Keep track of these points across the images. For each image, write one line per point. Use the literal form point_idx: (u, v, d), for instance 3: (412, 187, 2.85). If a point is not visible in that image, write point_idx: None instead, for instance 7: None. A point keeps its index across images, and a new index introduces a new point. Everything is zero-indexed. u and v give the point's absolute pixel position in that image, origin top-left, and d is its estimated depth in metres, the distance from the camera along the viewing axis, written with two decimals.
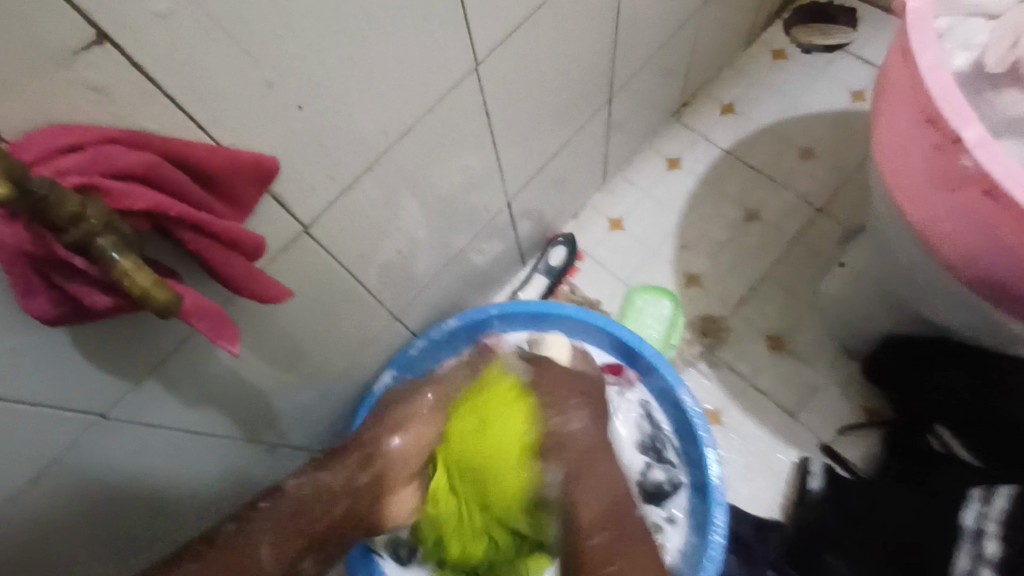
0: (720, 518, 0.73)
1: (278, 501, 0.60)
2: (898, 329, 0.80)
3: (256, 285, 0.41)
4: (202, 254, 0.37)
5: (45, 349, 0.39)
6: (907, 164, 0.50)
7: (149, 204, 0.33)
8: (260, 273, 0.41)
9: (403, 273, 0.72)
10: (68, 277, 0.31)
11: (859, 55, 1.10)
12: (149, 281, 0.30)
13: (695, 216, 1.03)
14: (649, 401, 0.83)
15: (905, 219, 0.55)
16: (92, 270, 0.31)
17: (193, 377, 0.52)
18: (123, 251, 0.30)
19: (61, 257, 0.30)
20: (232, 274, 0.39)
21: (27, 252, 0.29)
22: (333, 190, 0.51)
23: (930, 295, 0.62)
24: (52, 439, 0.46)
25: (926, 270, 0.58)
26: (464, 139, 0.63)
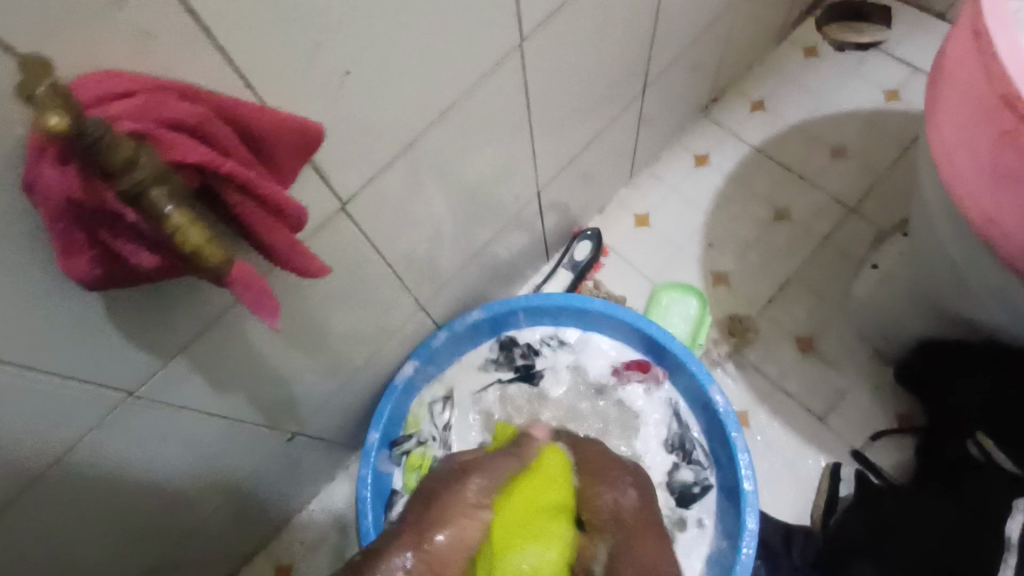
0: (751, 524, 0.70)
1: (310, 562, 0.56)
2: (937, 334, 0.77)
3: (294, 257, 0.38)
4: (242, 217, 0.34)
5: (74, 315, 0.37)
6: (967, 160, 0.48)
7: (199, 158, 0.30)
8: (290, 239, 0.37)
9: (432, 260, 0.70)
10: (115, 234, 0.29)
11: (894, 54, 1.08)
12: (202, 237, 0.28)
13: (724, 213, 1.01)
14: (678, 399, 0.80)
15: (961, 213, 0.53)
16: (143, 225, 0.29)
17: (221, 357, 0.51)
18: (175, 205, 0.28)
19: (111, 212, 0.28)
20: (272, 244, 0.36)
21: (76, 203, 0.27)
22: (372, 167, 0.49)
23: (982, 296, 0.59)
24: (76, 416, 0.44)
25: (979, 268, 0.56)
26: (503, 122, 0.61)
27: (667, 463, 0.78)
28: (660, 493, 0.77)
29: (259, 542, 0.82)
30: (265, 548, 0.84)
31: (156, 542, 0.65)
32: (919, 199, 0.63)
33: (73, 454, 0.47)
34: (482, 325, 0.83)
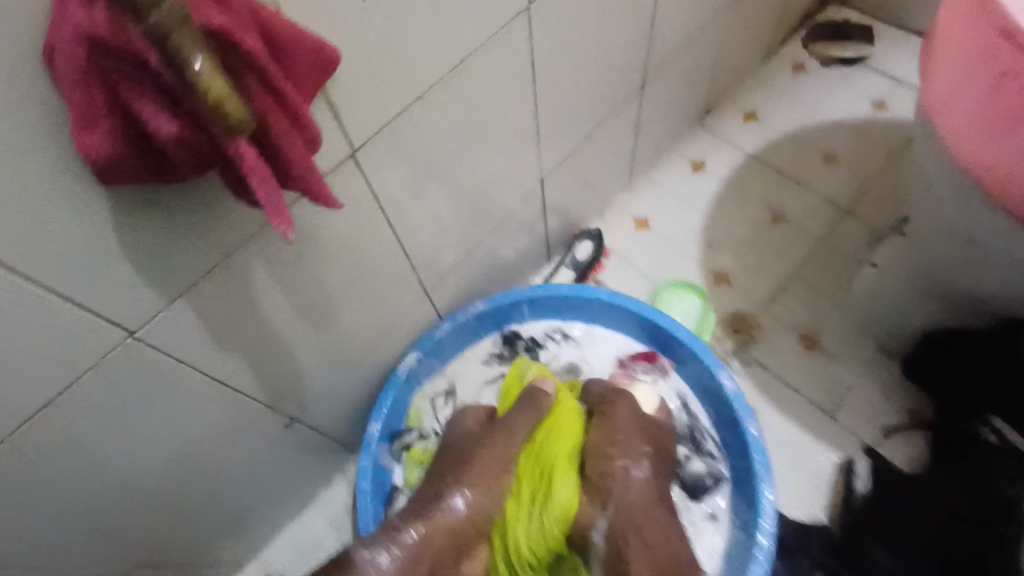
0: (769, 513, 0.67)
1: None
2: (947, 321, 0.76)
3: (305, 173, 0.37)
4: (262, 117, 0.34)
5: (87, 231, 0.36)
6: (958, 107, 0.51)
7: (223, 23, 0.30)
8: (302, 152, 0.37)
9: (437, 238, 0.69)
10: (135, 92, 0.29)
11: (877, 69, 1.12)
12: (227, 87, 0.27)
13: (722, 216, 1.02)
14: (685, 391, 0.78)
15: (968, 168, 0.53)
16: (166, 74, 0.28)
17: (226, 308, 0.49)
18: (202, 51, 0.27)
19: (135, 54, 0.27)
20: (285, 154, 0.36)
21: (101, 43, 0.27)
22: (384, 113, 0.50)
23: (989, 262, 0.59)
24: (71, 355, 0.42)
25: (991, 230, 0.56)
26: (509, 95, 0.62)
27: (677, 455, 0.75)
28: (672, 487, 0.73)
29: (247, 546, 0.78)
30: (255, 553, 0.79)
31: (142, 528, 0.61)
32: (918, 175, 0.64)
33: (62, 403, 0.44)
34: (485, 317, 0.82)
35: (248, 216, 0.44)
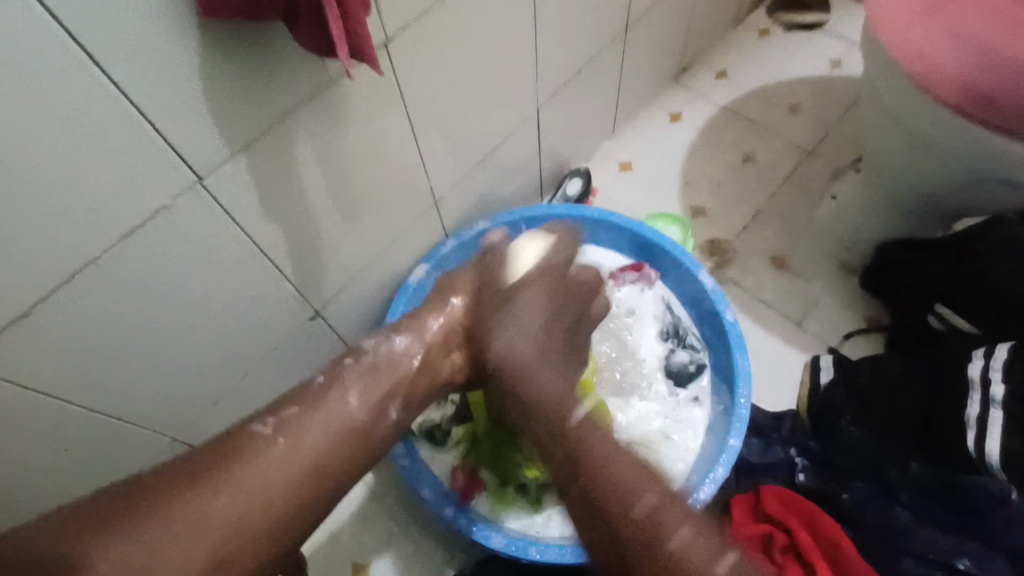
0: (744, 395, 0.74)
1: (358, 361, 0.57)
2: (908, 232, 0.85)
3: (361, 30, 0.43)
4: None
5: (177, 62, 0.43)
6: (897, 10, 0.63)
7: None
8: (360, 12, 0.43)
9: (447, 152, 0.77)
10: None
11: (834, 33, 1.24)
12: None
13: (698, 159, 1.12)
14: (669, 296, 0.87)
15: (911, 68, 0.62)
16: None
17: (271, 172, 0.56)
18: None
19: None
20: (349, 9, 0.42)
21: None
22: (414, 10, 0.57)
23: (935, 158, 0.69)
24: (151, 192, 0.48)
25: (931, 125, 0.65)
26: (513, 16, 0.70)
27: (663, 349, 0.84)
28: (660, 376, 0.83)
29: None
30: None
31: (189, 400, 0.68)
32: (871, 94, 0.74)
33: (140, 239, 0.50)
34: (486, 235, 0.89)
35: (299, 78, 0.51)
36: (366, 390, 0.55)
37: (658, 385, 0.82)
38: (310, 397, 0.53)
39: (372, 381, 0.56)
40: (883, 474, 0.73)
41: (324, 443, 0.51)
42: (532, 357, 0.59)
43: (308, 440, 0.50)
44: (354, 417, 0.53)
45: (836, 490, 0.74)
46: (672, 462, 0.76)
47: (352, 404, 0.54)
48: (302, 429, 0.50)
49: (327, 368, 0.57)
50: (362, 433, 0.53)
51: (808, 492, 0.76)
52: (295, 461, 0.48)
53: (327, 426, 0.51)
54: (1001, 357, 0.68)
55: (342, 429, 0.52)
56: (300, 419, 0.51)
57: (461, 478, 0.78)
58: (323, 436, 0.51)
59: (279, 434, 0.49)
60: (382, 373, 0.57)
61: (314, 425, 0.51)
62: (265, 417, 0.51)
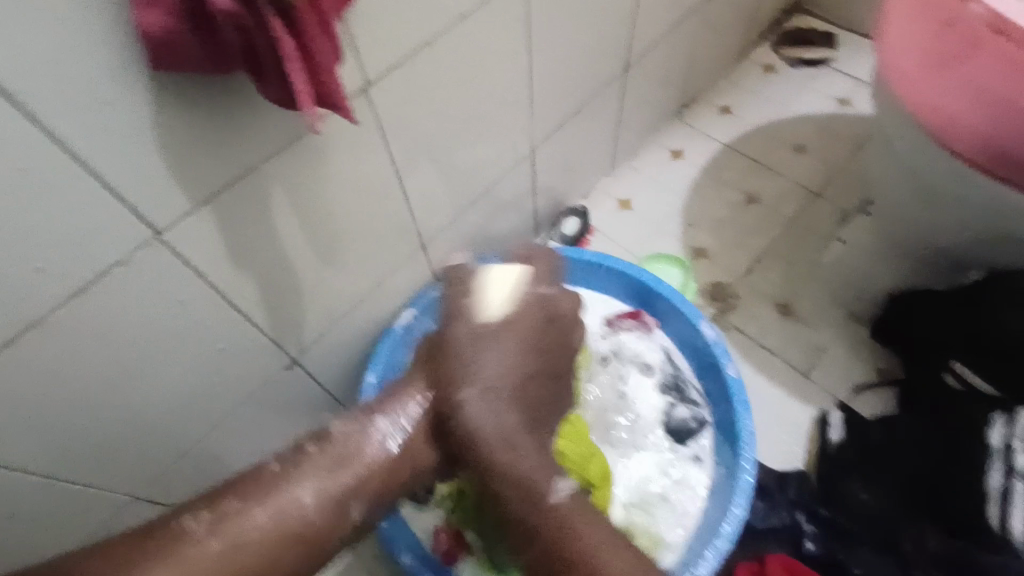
0: (748, 458, 0.69)
1: (327, 446, 0.53)
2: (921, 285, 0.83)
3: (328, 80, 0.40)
4: (297, 12, 0.36)
5: (131, 116, 0.40)
6: (906, 57, 0.59)
7: None
8: (329, 60, 0.40)
9: (434, 194, 0.73)
10: None
11: (839, 70, 1.21)
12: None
13: (699, 198, 1.08)
14: (669, 345, 0.83)
15: (928, 118, 0.58)
16: None
17: (241, 222, 0.52)
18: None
19: None
20: (315, 57, 0.38)
21: None
22: (396, 53, 0.54)
23: (951, 210, 0.65)
24: (103, 246, 0.44)
25: (947, 178, 0.61)
26: (505, 58, 0.67)
27: (664, 403, 0.79)
28: (659, 430, 0.78)
29: None
30: None
31: (150, 457, 0.63)
32: (882, 139, 0.70)
33: (94, 296, 0.46)
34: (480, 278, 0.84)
35: (269, 125, 0.48)
36: (320, 486, 0.51)
37: (656, 441, 0.77)
38: (258, 486, 0.50)
39: (333, 474, 0.52)
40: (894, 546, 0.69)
41: (265, 544, 0.48)
42: (493, 432, 0.54)
43: (247, 544, 0.47)
44: (308, 517, 0.50)
45: (847, 562, 0.70)
46: (669, 528, 0.72)
47: (305, 497, 0.50)
48: (241, 526, 0.47)
49: (289, 449, 0.53)
50: (315, 534, 0.50)
51: (817, 564, 0.72)
52: (231, 565, 0.46)
53: (269, 524, 0.48)
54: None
55: (290, 529, 0.49)
56: (241, 513, 0.48)
57: (444, 540, 0.72)
58: (267, 538, 0.48)
59: (214, 533, 0.46)
60: (345, 465, 0.53)
61: (255, 523, 0.48)
62: (200, 509, 0.48)
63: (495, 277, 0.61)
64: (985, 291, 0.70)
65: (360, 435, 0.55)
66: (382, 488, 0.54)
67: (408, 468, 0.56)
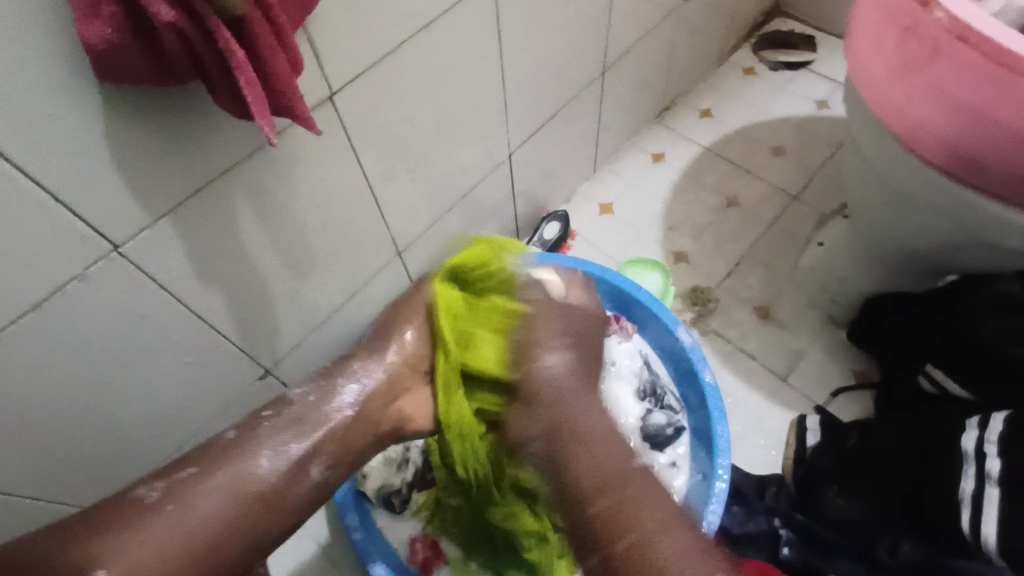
0: (723, 465, 0.70)
1: (283, 410, 0.56)
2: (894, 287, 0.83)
3: (286, 91, 0.39)
4: (249, 24, 0.35)
5: (79, 128, 0.39)
6: (874, 62, 0.59)
7: None
8: (288, 72, 0.39)
9: (409, 201, 0.72)
10: None
11: (818, 73, 1.21)
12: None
13: (680, 201, 1.08)
14: (647, 350, 0.82)
15: (897, 123, 0.58)
16: None
17: (206, 234, 0.52)
18: None
19: None
20: (272, 69, 0.38)
21: None
22: (360, 62, 0.54)
23: (922, 216, 0.65)
24: (59, 260, 0.43)
25: (917, 184, 0.62)
26: (475, 65, 0.67)
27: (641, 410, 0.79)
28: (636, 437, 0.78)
29: None
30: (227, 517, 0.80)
31: (121, 469, 0.63)
32: (856, 145, 0.70)
33: (50, 313, 0.46)
34: None
35: (229, 134, 0.47)
36: (276, 450, 0.53)
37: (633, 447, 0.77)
38: (213, 455, 0.52)
39: (286, 436, 0.54)
40: (872, 554, 0.70)
41: (219, 508, 0.49)
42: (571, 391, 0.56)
43: (199, 508, 0.48)
44: (266, 480, 0.52)
45: (821, 568, 0.71)
46: None
47: (261, 464, 0.52)
48: (195, 496, 0.49)
49: (246, 420, 0.55)
50: (275, 496, 0.52)
51: (791, 569, 0.73)
52: (182, 534, 0.47)
53: (226, 489, 0.50)
54: (996, 431, 0.63)
55: (249, 493, 0.51)
56: (193, 479, 0.50)
57: (421, 550, 0.72)
58: (224, 502, 0.49)
59: (170, 498, 0.49)
60: (300, 427, 0.55)
61: (210, 486, 0.50)
62: (155, 479, 0.50)
63: (534, 274, 0.63)
64: (955, 295, 0.70)
65: (313, 399, 0.57)
66: (341, 453, 0.56)
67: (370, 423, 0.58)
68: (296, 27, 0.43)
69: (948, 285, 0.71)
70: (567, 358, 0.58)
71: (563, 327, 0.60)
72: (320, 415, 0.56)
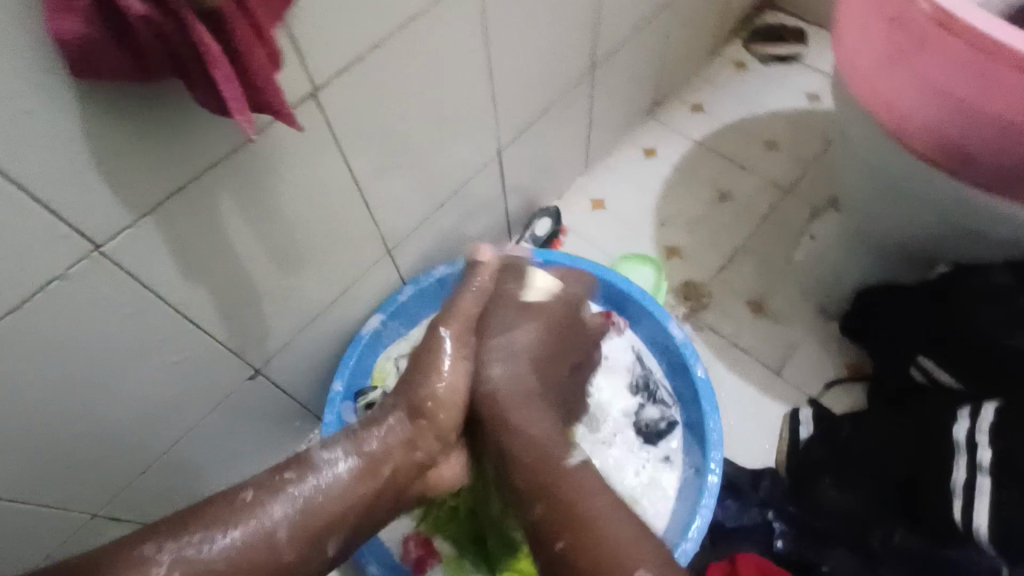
0: (716, 458, 0.70)
1: (303, 476, 0.53)
2: (885, 279, 0.83)
3: (264, 85, 0.39)
4: (223, 18, 0.35)
5: (54, 126, 0.38)
6: (860, 52, 0.59)
7: None
8: (266, 66, 0.39)
9: (398, 198, 0.72)
10: None
11: (809, 65, 1.21)
12: None
13: (673, 196, 1.08)
14: (639, 345, 0.82)
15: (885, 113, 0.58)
16: None
17: (191, 233, 0.51)
18: None
19: None
20: (250, 64, 0.38)
21: None
22: (343, 57, 0.53)
23: (913, 207, 0.65)
24: (40, 260, 0.43)
25: (906, 174, 0.61)
26: (462, 59, 0.66)
27: (634, 404, 0.79)
28: (629, 431, 0.78)
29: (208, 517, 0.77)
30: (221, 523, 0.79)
31: (111, 471, 0.62)
32: (845, 135, 0.70)
33: (32, 314, 0.45)
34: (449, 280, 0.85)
35: (209, 130, 0.47)
36: (293, 514, 0.50)
37: (626, 441, 0.77)
38: (228, 515, 0.49)
39: (307, 502, 0.51)
40: (865, 546, 0.70)
41: (229, 570, 0.47)
42: (518, 393, 0.60)
43: (214, 569, 0.46)
44: (279, 544, 0.49)
45: (815, 560, 0.70)
46: None
47: (275, 527, 0.49)
48: (203, 557, 0.46)
49: (263, 477, 0.53)
50: (286, 560, 0.49)
51: (784, 561, 0.72)
52: None
53: (239, 551, 0.48)
54: (986, 420, 0.63)
55: (255, 562, 0.48)
56: (205, 542, 0.47)
57: (414, 548, 0.72)
58: (221, 574, 0.47)
59: (180, 563, 0.46)
60: (319, 497, 0.52)
61: (225, 549, 0.47)
62: (166, 538, 0.47)
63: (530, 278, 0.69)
64: (947, 286, 0.70)
65: (331, 471, 0.54)
66: (358, 521, 0.54)
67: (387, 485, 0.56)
68: (276, 20, 0.42)
69: (940, 276, 0.71)
70: (519, 366, 0.62)
71: (509, 338, 0.64)
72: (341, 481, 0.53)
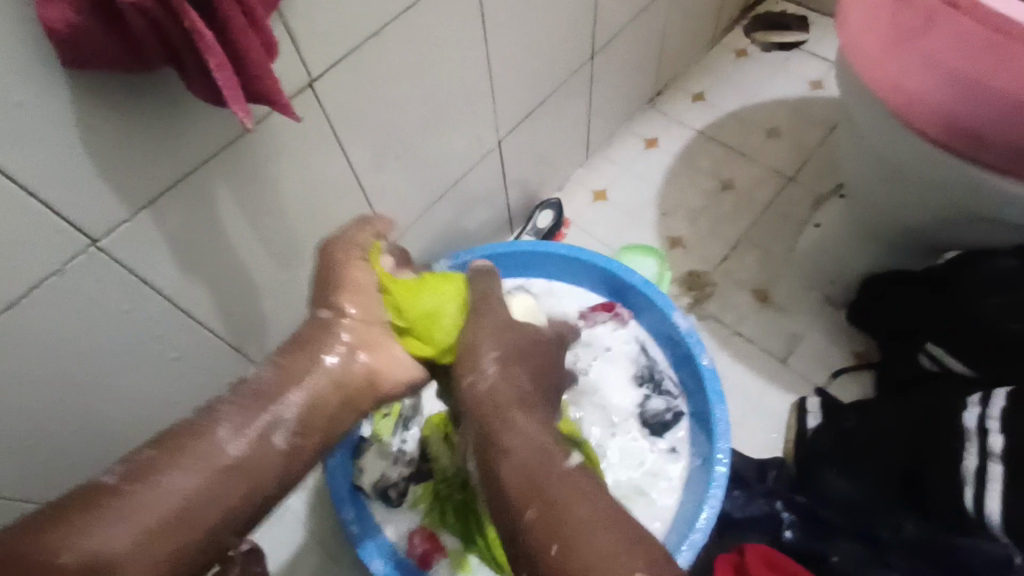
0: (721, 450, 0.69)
1: (245, 390, 0.44)
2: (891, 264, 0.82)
3: (260, 73, 0.38)
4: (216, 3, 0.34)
5: (48, 126, 0.38)
6: (866, 34, 0.58)
7: None
8: (261, 54, 0.38)
9: (398, 190, 0.71)
10: None
11: (811, 52, 1.20)
12: None
13: (674, 185, 1.07)
14: (643, 337, 0.82)
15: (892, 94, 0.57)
16: None
17: (187, 226, 0.51)
18: None
19: None
20: (245, 50, 0.37)
21: None
22: (338, 49, 0.52)
23: (918, 190, 0.64)
24: (30, 257, 0.43)
25: (912, 159, 0.60)
26: (460, 49, 0.66)
27: (638, 396, 0.78)
28: (634, 423, 0.77)
29: None
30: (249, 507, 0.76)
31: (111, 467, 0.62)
32: (848, 120, 0.69)
33: (27, 312, 0.45)
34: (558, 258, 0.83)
35: (205, 121, 0.46)
36: (238, 430, 0.42)
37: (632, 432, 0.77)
38: (178, 437, 0.41)
39: (250, 417, 0.43)
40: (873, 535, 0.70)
41: (191, 493, 0.39)
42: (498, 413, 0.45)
43: (167, 493, 0.38)
44: (233, 461, 0.41)
45: (824, 549, 0.70)
46: (647, 520, 0.71)
47: (225, 445, 0.41)
48: (159, 484, 0.39)
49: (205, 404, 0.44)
50: (244, 479, 0.41)
51: (792, 552, 0.72)
52: (152, 520, 0.38)
53: (188, 478, 0.39)
54: (997, 406, 0.60)
55: (217, 477, 0.40)
56: (158, 467, 0.39)
57: (420, 543, 0.71)
58: (186, 491, 0.39)
59: (129, 485, 0.39)
60: (261, 413, 0.43)
61: (176, 473, 0.39)
62: (119, 462, 0.40)
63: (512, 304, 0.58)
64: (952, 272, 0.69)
65: (274, 378, 0.45)
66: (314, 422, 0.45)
67: (337, 392, 0.46)
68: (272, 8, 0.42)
69: (944, 265, 0.70)
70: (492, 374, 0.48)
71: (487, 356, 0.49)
72: (286, 387, 0.45)
